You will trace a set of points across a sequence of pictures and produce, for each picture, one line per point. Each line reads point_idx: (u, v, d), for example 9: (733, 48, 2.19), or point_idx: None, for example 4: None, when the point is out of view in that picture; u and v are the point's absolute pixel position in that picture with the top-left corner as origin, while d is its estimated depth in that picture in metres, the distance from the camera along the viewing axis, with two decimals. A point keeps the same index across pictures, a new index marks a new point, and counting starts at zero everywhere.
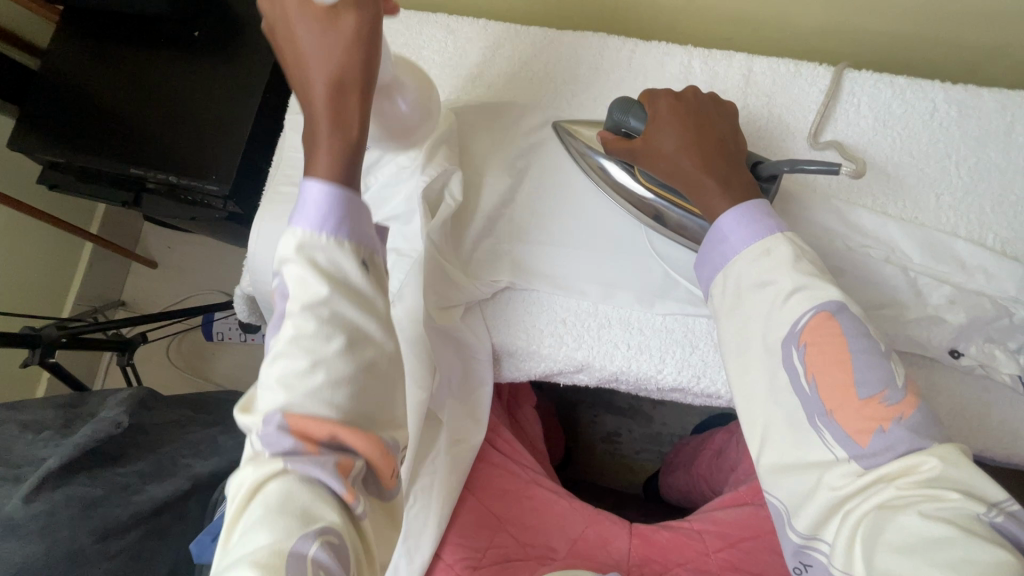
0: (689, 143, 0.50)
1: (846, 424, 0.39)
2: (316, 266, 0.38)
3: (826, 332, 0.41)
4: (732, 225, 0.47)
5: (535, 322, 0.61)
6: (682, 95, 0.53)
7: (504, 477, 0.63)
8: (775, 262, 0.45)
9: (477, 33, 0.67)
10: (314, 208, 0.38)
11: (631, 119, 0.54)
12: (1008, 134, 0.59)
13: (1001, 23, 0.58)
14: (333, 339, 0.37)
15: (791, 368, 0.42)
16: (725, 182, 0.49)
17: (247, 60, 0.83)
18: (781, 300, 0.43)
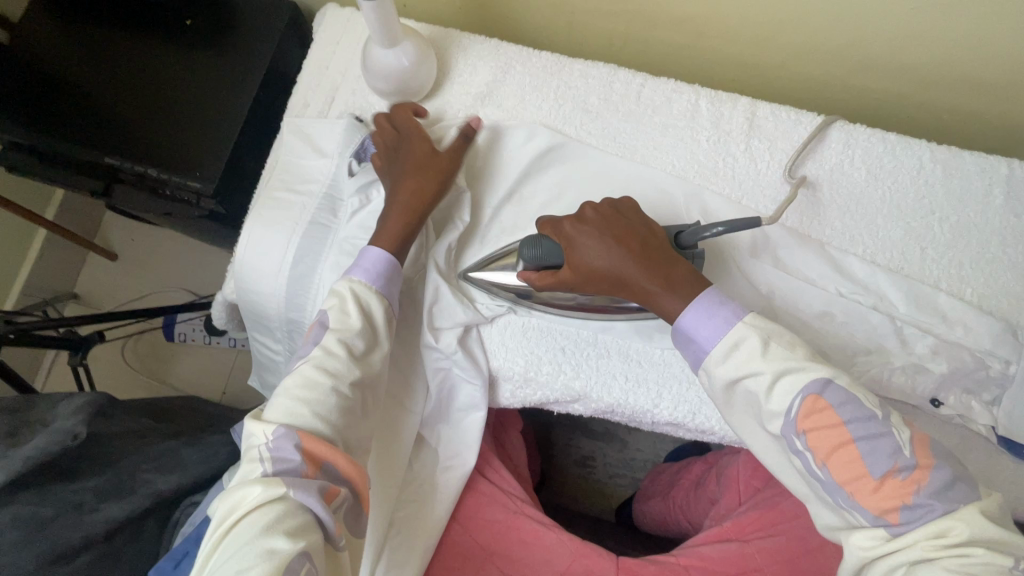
0: (622, 258, 0.50)
1: (871, 505, 0.40)
2: (360, 306, 0.51)
3: (821, 417, 0.42)
4: (694, 326, 0.47)
5: (535, 348, 0.59)
6: (582, 215, 0.53)
7: (493, 506, 0.61)
8: (744, 356, 0.45)
9: (490, 51, 0.67)
10: (369, 264, 0.53)
11: (542, 254, 0.52)
12: (989, 194, 0.62)
13: (985, 91, 0.62)
14: (352, 368, 0.49)
15: (800, 454, 0.43)
16: (667, 284, 0.49)
17: (241, 54, 0.79)
18: (766, 392, 0.43)
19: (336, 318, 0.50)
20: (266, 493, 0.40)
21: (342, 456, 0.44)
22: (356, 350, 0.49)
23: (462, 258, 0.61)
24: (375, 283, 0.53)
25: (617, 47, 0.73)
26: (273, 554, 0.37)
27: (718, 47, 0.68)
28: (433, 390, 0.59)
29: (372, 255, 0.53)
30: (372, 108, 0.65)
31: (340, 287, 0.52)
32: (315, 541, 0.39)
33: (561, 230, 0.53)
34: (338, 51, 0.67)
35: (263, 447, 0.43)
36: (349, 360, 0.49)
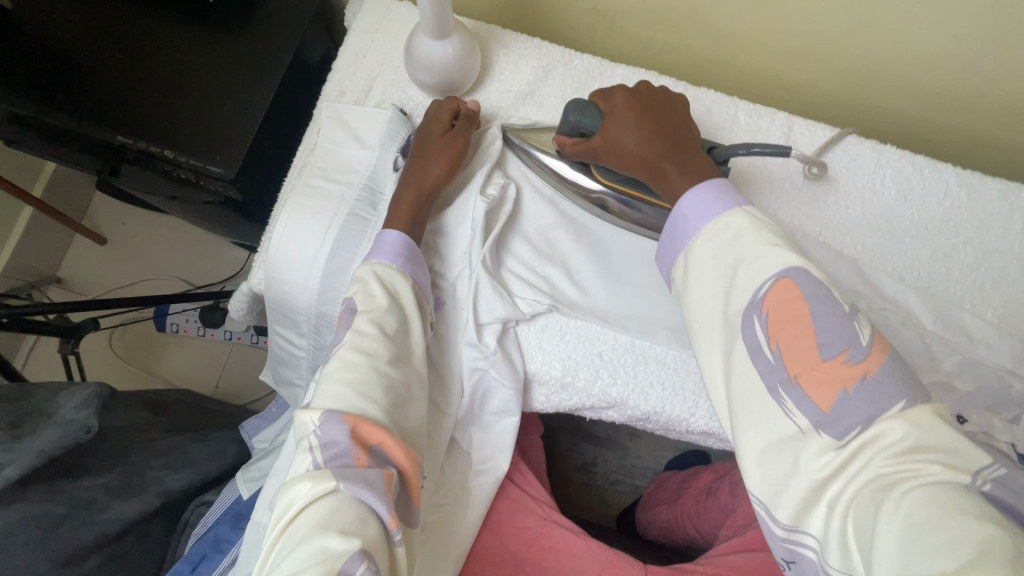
0: (648, 135, 0.50)
1: (810, 389, 0.38)
2: (384, 287, 0.51)
3: (786, 300, 0.40)
4: (691, 204, 0.46)
5: (573, 352, 0.59)
6: (635, 90, 0.54)
7: (523, 513, 0.59)
8: (731, 237, 0.44)
9: (532, 51, 0.66)
10: (390, 247, 0.53)
11: (585, 120, 0.53)
12: (1011, 219, 0.64)
13: (1008, 120, 0.65)
14: (387, 347, 0.48)
15: (754, 337, 0.40)
16: (682, 165, 0.49)
17: (265, 36, 0.76)
18: (749, 262, 0.42)
19: (362, 301, 0.50)
20: (318, 488, 0.39)
21: (392, 442, 0.43)
22: (386, 327, 0.49)
23: (503, 259, 0.60)
24: (397, 262, 0.53)
25: (655, 55, 0.73)
26: (325, 555, 0.36)
27: (756, 60, 0.68)
28: (468, 392, 0.58)
29: (389, 238, 0.53)
30: (412, 101, 0.64)
31: (363, 272, 0.52)
32: (368, 540, 0.38)
33: (611, 100, 0.53)
34: (375, 41, 0.66)
35: (312, 436, 0.42)
36: (383, 340, 0.48)
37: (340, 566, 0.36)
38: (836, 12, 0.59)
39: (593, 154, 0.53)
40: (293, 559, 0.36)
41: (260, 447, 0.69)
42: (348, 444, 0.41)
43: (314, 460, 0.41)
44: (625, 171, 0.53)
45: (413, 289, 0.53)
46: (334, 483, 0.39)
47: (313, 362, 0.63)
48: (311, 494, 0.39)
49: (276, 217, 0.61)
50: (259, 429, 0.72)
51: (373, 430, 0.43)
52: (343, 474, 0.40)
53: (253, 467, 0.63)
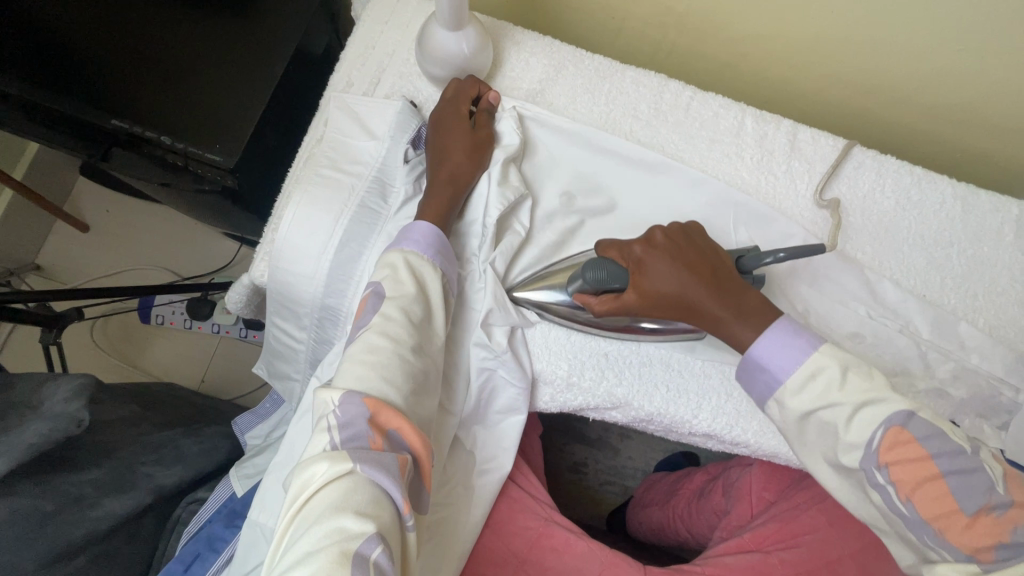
0: (692, 285, 0.50)
1: (962, 543, 0.39)
2: (413, 273, 0.50)
3: (905, 449, 0.41)
4: (766, 358, 0.46)
5: (578, 352, 0.59)
6: (651, 239, 0.53)
7: (524, 513, 0.59)
8: (824, 387, 0.44)
9: (543, 49, 0.66)
10: (420, 235, 0.53)
11: (608, 276, 0.51)
12: (1004, 230, 0.66)
13: (1001, 135, 0.67)
14: (411, 335, 0.48)
15: (884, 491, 0.42)
16: (739, 310, 0.49)
17: (269, 22, 0.74)
18: (844, 423, 0.43)
19: (391, 287, 0.49)
20: (334, 468, 0.38)
21: (407, 424, 0.43)
22: (413, 316, 0.48)
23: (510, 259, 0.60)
24: (427, 252, 0.52)
25: (662, 59, 0.73)
26: (341, 536, 0.35)
27: (764, 68, 0.69)
28: (474, 390, 0.57)
29: (418, 227, 0.53)
30: (421, 95, 0.63)
31: (393, 258, 0.51)
32: (383, 523, 0.37)
33: (629, 253, 0.52)
34: (385, 32, 0.65)
35: (330, 416, 0.42)
36: (408, 327, 0.48)
37: (356, 546, 0.35)
38: (847, 25, 0.60)
39: (629, 309, 0.52)
40: (308, 539, 0.35)
41: (252, 442, 0.67)
42: (366, 426, 0.41)
43: (332, 440, 0.40)
44: (673, 317, 0.52)
45: (442, 279, 0.52)
46: (351, 462, 0.38)
47: (312, 357, 0.62)
48: (327, 475, 0.38)
49: (282, 207, 0.60)
50: (252, 424, 0.70)
51: (389, 413, 0.42)
52: (361, 454, 0.39)
53: (246, 464, 0.62)
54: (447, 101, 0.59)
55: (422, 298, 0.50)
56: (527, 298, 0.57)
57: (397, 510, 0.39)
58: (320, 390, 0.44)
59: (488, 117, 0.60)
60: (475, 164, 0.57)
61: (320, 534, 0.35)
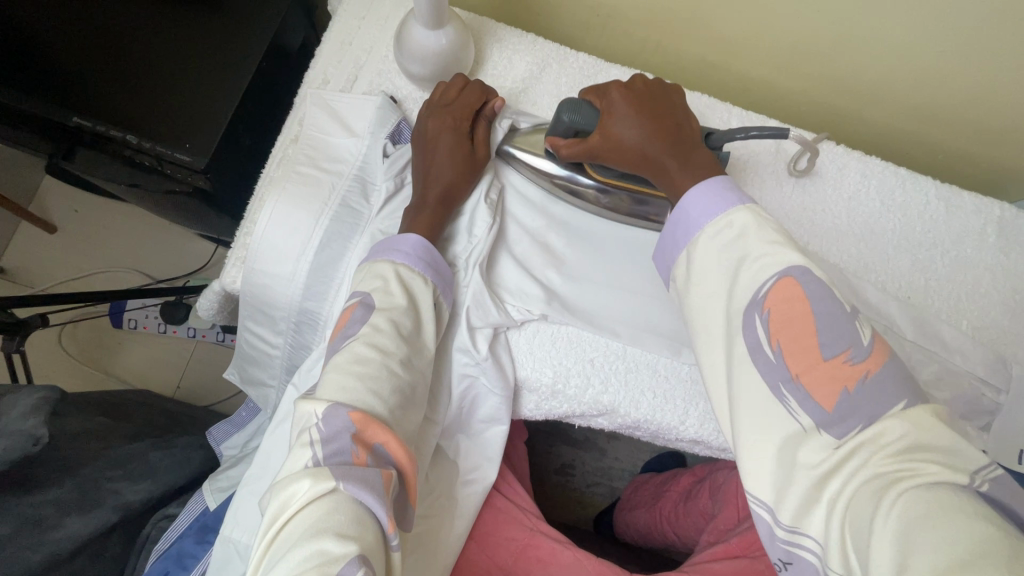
0: (645, 130, 0.49)
1: (812, 388, 0.37)
2: (404, 286, 0.49)
3: (789, 296, 0.39)
4: (693, 203, 0.45)
5: (563, 358, 0.57)
6: (630, 87, 0.52)
7: (509, 524, 0.58)
8: (737, 234, 0.43)
9: (526, 46, 0.64)
10: (411, 247, 0.50)
11: (581, 119, 0.51)
12: (985, 232, 0.66)
13: (984, 136, 0.67)
14: (400, 347, 0.46)
15: (754, 337, 0.39)
16: (686, 160, 0.48)
17: (242, 17, 0.71)
18: (743, 263, 0.41)
19: (381, 299, 0.47)
20: (316, 487, 0.36)
21: (394, 438, 0.41)
22: (404, 329, 0.47)
23: (495, 265, 0.58)
24: (418, 265, 0.50)
25: (647, 58, 0.72)
26: (322, 559, 0.33)
27: (749, 67, 0.68)
28: (457, 399, 0.55)
29: (410, 238, 0.51)
30: (401, 93, 0.61)
31: (382, 269, 0.49)
32: (365, 545, 0.35)
33: (606, 97, 0.52)
34: (363, 28, 0.63)
35: (314, 429, 0.40)
36: (397, 338, 0.46)
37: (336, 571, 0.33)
38: (833, 23, 0.59)
39: (593, 152, 0.51)
40: (287, 563, 0.34)
41: (229, 454, 0.65)
42: (350, 440, 0.39)
43: (314, 455, 0.39)
44: (622, 167, 0.51)
45: (434, 291, 0.51)
46: (334, 481, 0.37)
47: (288, 363, 0.60)
48: (309, 494, 0.36)
49: (257, 206, 0.58)
50: (227, 435, 0.68)
51: (375, 426, 0.41)
52: (343, 471, 0.37)
53: (220, 476, 0.59)
54: (446, 111, 0.55)
55: (412, 309, 0.49)
56: (517, 157, 0.58)
57: (382, 531, 0.37)
58: (302, 402, 0.42)
59: (487, 128, 0.57)
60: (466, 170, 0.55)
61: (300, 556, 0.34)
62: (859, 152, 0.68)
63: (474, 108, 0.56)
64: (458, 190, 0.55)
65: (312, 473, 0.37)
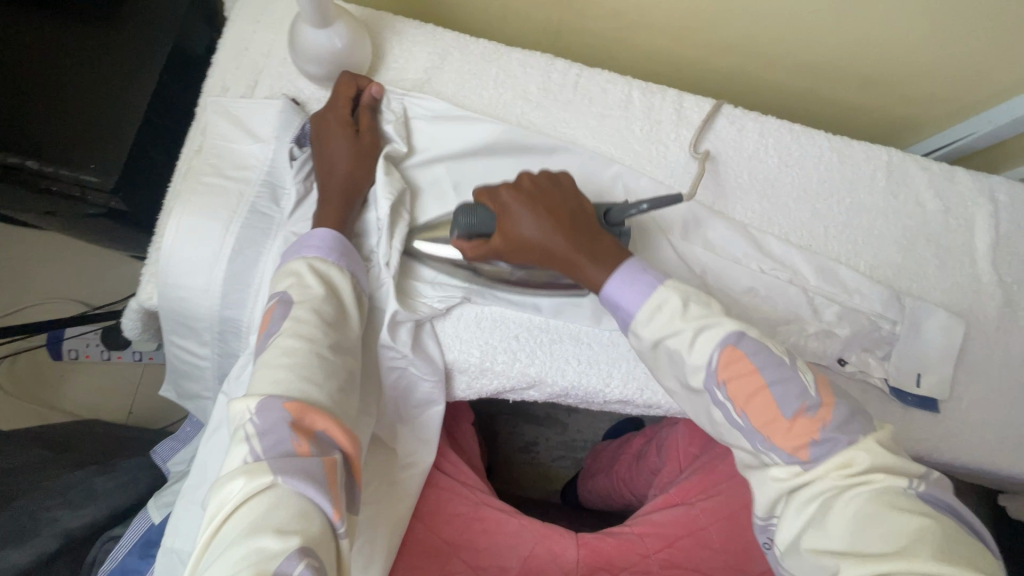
0: (546, 226, 0.50)
1: (785, 445, 0.42)
2: (319, 277, 0.49)
3: (738, 365, 0.44)
4: (619, 293, 0.48)
5: (489, 337, 0.59)
6: (518, 184, 0.52)
7: (454, 499, 0.61)
8: (667, 316, 0.46)
9: (425, 38, 0.65)
10: (322, 240, 0.51)
11: (476, 223, 0.51)
12: (875, 177, 0.71)
13: (866, 85, 0.71)
14: (327, 334, 0.46)
15: (721, 405, 0.44)
16: (592, 255, 0.49)
17: (137, 31, 0.70)
18: (687, 346, 0.45)
19: (298, 294, 0.47)
20: (253, 483, 0.36)
21: (334, 423, 0.41)
22: (325, 316, 0.47)
23: (415, 258, 0.59)
24: (330, 256, 0.51)
25: (550, 40, 0.73)
26: (260, 557, 0.33)
27: (646, 40, 0.70)
28: (389, 389, 0.57)
29: (319, 232, 0.51)
30: (303, 94, 0.61)
31: (295, 266, 0.49)
32: (309, 537, 0.35)
33: (497, 197, 0.52)
34: (258, 32, 0.62)
35: (248, 424, 0.39)
36: (321, 327, 0.46)
37: (276, 567, 0.33)
38: None
39: (498, 253, 0.52)
40: (225, 562, 0.33)
41: (176, 470, 0.65)
42: (289, 431, 0.39)
43: (252, 450, 0.38)
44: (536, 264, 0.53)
45: (351, 278, 0.52)
46: (272, 474, 0.36)
47: (219, 372, 0.60)
48: (246, 491, 0.36)
49: (165, 221, 0.57)
50: (174, 452, 0.68)
51: (313, 412, 0.40)
52: (281, 464, 0.37)
53: (166, 491, 0.60)
54: (325, 108, 0.58)
55: (332, 298, 0.49)
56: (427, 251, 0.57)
57: (327, 520, 0.37)
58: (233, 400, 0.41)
59: (371, 116, 0.60)
60: (357, 154, 0.57)
61: (240, 554, 0.33)
62: (756, 113, 0.71)
63: (351, 99, 0.59)
64: (353, 177, 0.56)
65: (250, 469, 0.37)
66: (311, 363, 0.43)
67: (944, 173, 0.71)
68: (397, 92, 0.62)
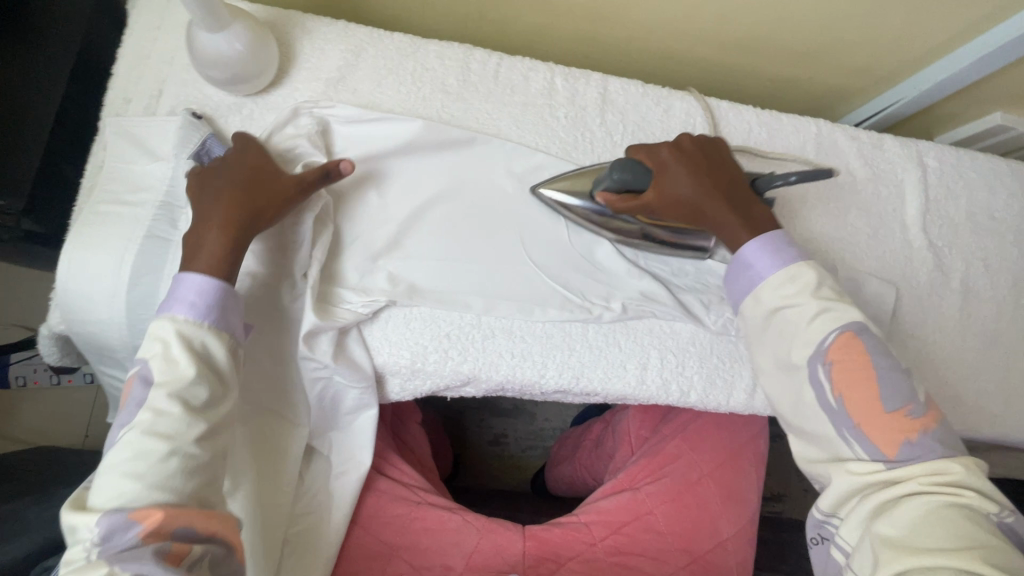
0: (699, 190, 0.55)
1: (875, 437, 0.45)
2: (187, 350, 0.46)
3: (848, 351, 0.47)
4: (755, 254, 0.52)
5: (420, 337, 0.58)
6: (678, 145, 0.57)
7: (395, 502, 0.60)
8: (799, 290, 0.50)
9: (337, 35, 0.63)
10: (195, 298, 0.47)
11: (632, 178, 0.55)
12: (803, 152, 0.70)
13: (791, 59, 0.71)
14: (192, 424, 0.44)
15: (819, 385, 0.48)
16: (744, 218, 0.54)
17: (33, 34, 0.66)
18: (807, 321, 0.49)
19: (161, 369, 0.45)
20: None
21: (186, 510, 0.42)
22: (194, 400, 0.45)
23: (339, 264, 0.58)
24: (203, 320, 0.47)
25: (474, 31, 0.72)
26: None
27: (567, 26, 0.69)
28: (316, 400, 0.57)
29: (195, 286, 0.47)
30: (211, 102, 0.59)
31: (160, 330, 0.46)
32: None
33: (657, 155, 0.56)
34: (159, 39, 0.60)
35: (90, 529, 0.40)
36: (185, 416, 0.44)
37: None
38: None
39: (648, 209, 0.56)
40: None
41: None
42: (133, 531, 0.40)
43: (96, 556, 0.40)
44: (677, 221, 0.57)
45: (228, 342, 0.49)
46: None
47: None
48: None
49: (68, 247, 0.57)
50: None
51: (158, 504, 0.41)
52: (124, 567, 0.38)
53: None
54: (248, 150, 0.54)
55: (205, 374, 0.46)
56: (551, 196, 0.61)
57: None
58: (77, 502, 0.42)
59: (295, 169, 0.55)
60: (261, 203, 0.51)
61: None
62: (684, 93, 0.71)
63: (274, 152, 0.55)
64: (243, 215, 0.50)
65: (91, 565, 0.39)
66: (180, 448, 0.43)
67: (871, 142, 0.72)
68: (305, 104, 0.60)
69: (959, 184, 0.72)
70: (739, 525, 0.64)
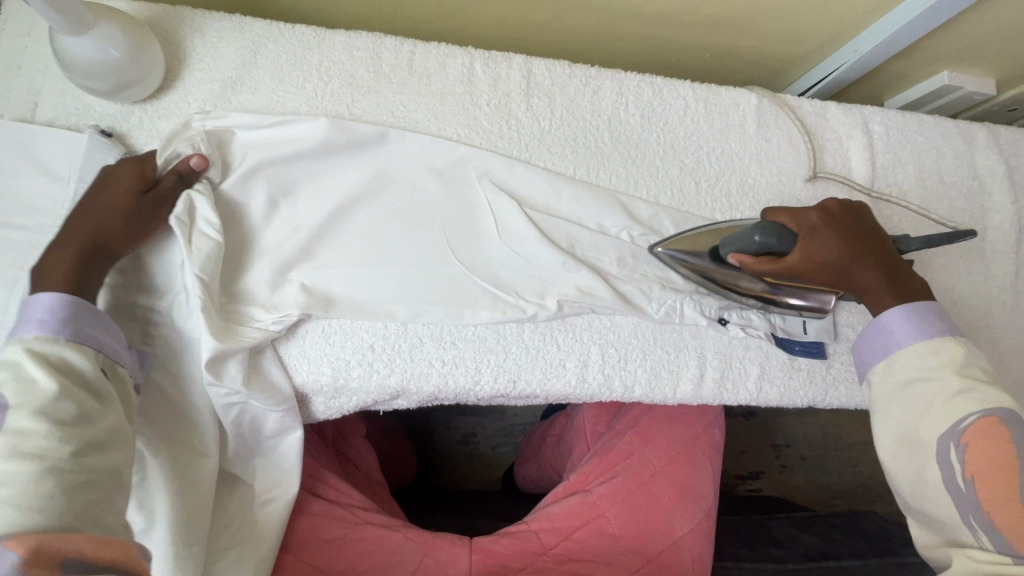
0: (847, 255, 0.52)
1: (1005, 528, 0.41)
2: (47, 366, 0.40)
3: (992, 435, 0.43)
4: (900, 323, 0.50)
5: (341, 351, 0.55)
6: (826, 210, 0.54)
7: (329, 524, 0.57)
8: (938, 362, 0.47)
9: (231, 31, 0.58)
10: (47, 315, 0.43)
11: (775, 241, 0.51)
12: (743, 125, 0.67)
13: (724, 28, 0.67)
14: (69, 440, 0.38)
15: (947, 463, 0.44)
16: (895, 287, 0.51)
17: None
18: (945, 396, 0.45)
19: (15, 391, 0.39)
20: None
21: (87, 536, 0.36)
22: (63, 415, 0.39)
23: (246, 279, 0.54)
24: (59, 333, 0.42)
25: (388, 19, 0.67)
26: None
27: (486, 8, 0.64)
28: (234, 425, 0.54)
29: (44, 304, 0.43)
30: (93, 112, 0.55)
31: (9, 355, 0.41)
32: None
33: (803, 218, 0.54)
34: (31, 47, 0.56)
35: None
36: (57, 433, 0.38)
37: None
38: None
39: (789, 271, 0.53)
40: None
41: None
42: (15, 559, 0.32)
43: None
44: (816, 283, 0.54)
45: (97, 357, 0.44)
46: None
47: None
48: None
49: None
50: None
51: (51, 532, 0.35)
52: None
53: None
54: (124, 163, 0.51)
55: (73, 388, 0.41)
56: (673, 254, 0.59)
57: None
58: None
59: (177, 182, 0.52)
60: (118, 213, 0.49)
61: None
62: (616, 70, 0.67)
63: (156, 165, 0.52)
64: (108, 232, 0.48)
65: None
66: (57, 465, 0.37)
67: (814, 111, 0.68)
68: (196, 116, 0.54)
69: (908, 150, 0.70)
70: (695, 520, 0.61)
